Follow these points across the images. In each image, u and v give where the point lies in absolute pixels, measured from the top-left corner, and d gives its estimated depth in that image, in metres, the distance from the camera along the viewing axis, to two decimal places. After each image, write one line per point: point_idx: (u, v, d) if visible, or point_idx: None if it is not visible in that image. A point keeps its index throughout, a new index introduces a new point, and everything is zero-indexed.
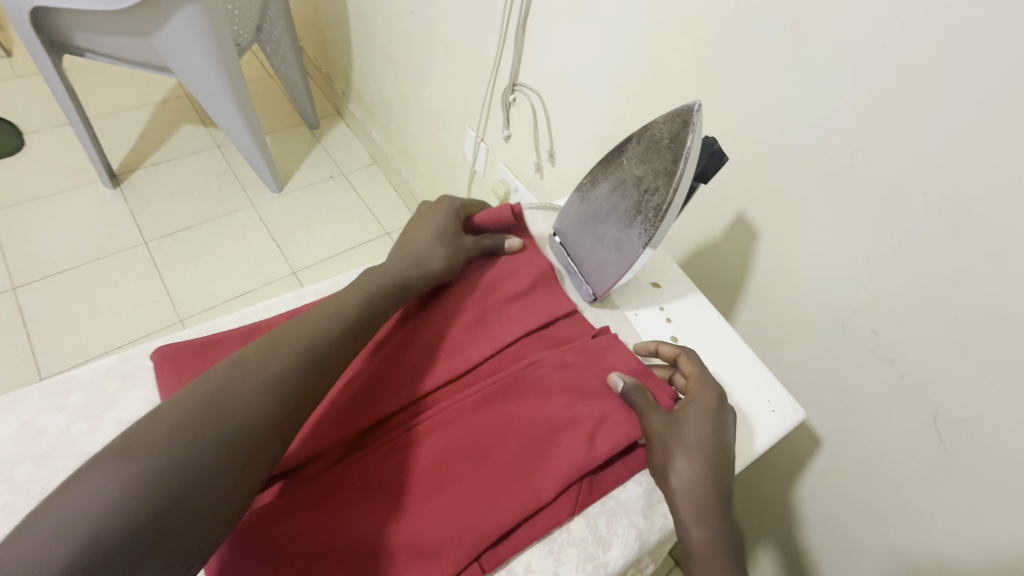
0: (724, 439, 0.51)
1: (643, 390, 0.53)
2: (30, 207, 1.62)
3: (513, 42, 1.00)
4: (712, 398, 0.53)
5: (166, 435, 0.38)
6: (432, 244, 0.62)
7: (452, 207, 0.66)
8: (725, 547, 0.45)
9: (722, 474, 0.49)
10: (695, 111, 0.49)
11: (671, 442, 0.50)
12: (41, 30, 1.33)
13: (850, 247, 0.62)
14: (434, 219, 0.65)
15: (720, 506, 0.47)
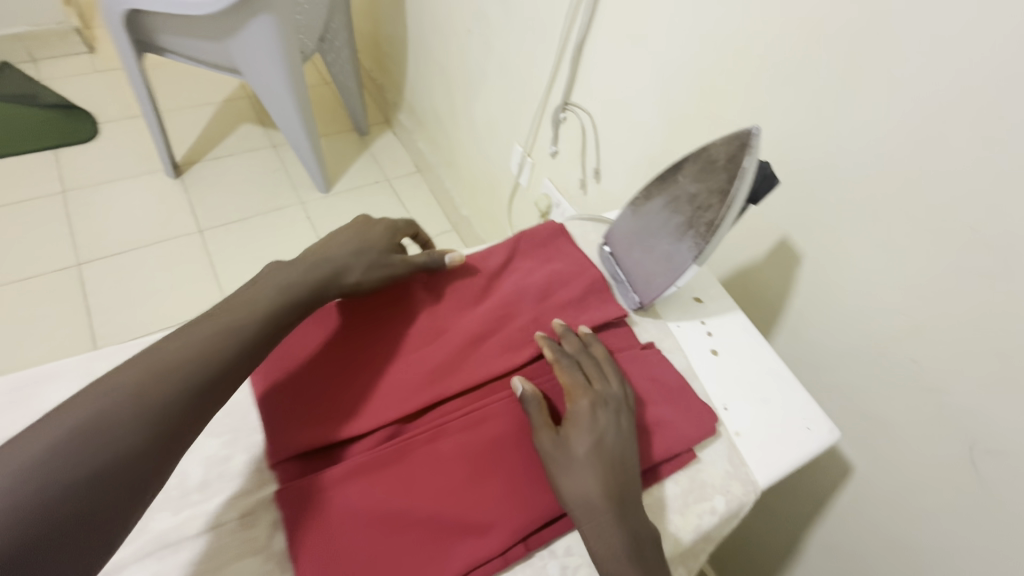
0: (610, 447, 0.51)
1: (536, 403, 0.53)
2: (99, 189, 1.73)
3: (569, 64, 1.05)
4: (589, 409, 0.53)
5: (31, 466, 0.36)
6: (360, 246, 0.59)
7: (394, 226, 0.65)
8: (627, 551, 0.46)
9: (617, 484, 0.49)
10: (753, 135, 0.53)
11: (562, 459, 0.50)
12: (131, 31, 1.45)
13: (893, 276, 0.64)
14: (370, 228, 0.63)
15: (620, 520, 0.47)
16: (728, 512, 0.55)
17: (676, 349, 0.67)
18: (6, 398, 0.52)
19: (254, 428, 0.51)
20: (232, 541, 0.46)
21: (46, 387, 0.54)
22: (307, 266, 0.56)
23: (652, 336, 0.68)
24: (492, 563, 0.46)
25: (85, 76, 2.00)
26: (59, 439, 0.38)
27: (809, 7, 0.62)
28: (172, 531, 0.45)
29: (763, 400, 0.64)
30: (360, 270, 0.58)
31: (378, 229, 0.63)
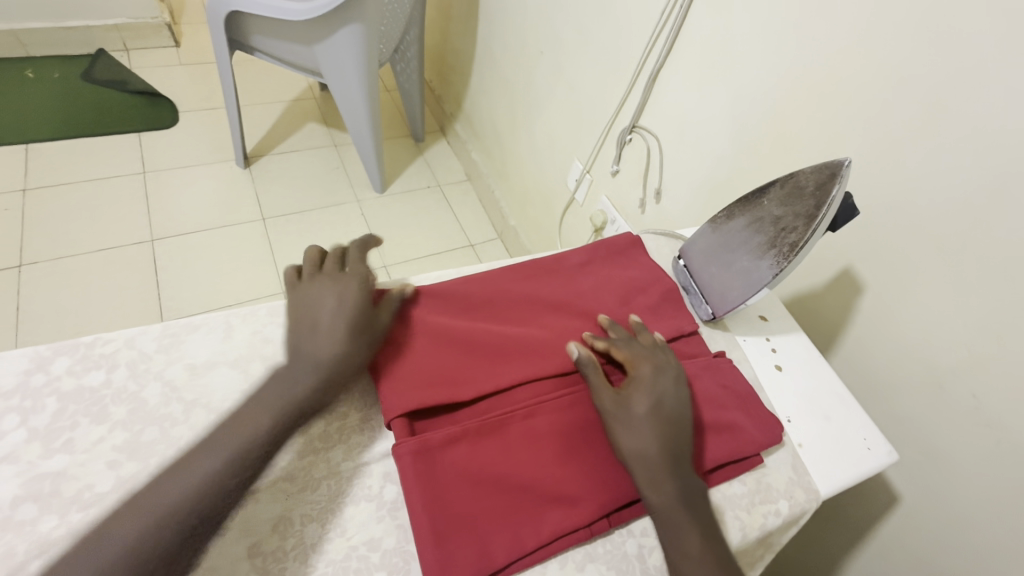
0: (668, 409, 0.57)
1: (592, 366, 0.60)
2: (176, 172, 1.80)
3: (641, 89, 1.10)
4: (651, 374, 0.60)
5: (124, 550, 0.40)
6: (345, 327, 0.54)
7: (347, 285, 0.57)
8: (681, 500, 0.52)
9: (674, 440, 0.55)
10: (845, 166, 0.58)
11: (622, 416, 0.56)
12: (228, 29, 1.56)
13: (959, 313, 0.67)
14: (331, 298, 0.56)
15: (676, 469, 0.53)
16: (791, 515, 0.59)
17: (744, 360, 0.72)
18: (161, 341, 0.56)
19: (366, 392, 0.58)
20: (351, 486, 0.51)
21: (191, 336, 0.57)
22: (298, 370, 0.52)
23: (722, 347, 0.73)
24: (579, 533, 0.51)
25: (170, 68, 2.07)
26: (132, 535, 0.41)
27: (894, 54, 0.66)
28: (300, 471, 0.51)
29: (826, 417, 0.68)
30: (365, 348, 0.55)
31: (340, 294, 0.56)
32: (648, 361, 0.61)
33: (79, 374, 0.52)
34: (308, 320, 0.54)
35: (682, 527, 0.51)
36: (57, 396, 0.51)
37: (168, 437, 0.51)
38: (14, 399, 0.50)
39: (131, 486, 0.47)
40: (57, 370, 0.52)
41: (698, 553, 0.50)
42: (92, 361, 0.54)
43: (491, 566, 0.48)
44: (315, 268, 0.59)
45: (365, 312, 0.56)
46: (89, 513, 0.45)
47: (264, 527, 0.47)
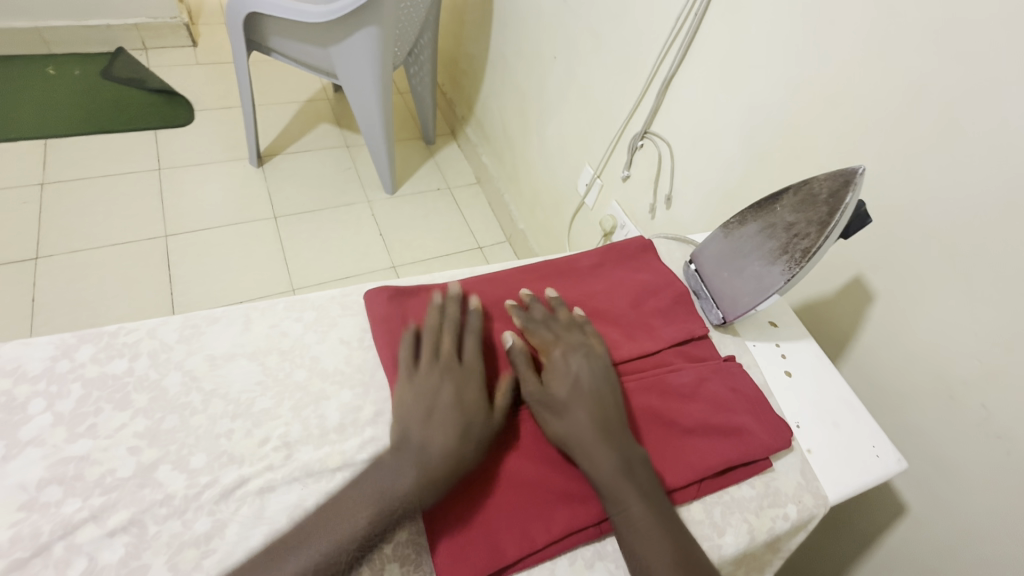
0: (587, 386, 0.57)
1: (515, 352, 0.60)
2: (190, 170, 1.82)
3: (654, 96, 1.11)
4: (564, 355, 0.59)
5: None
6: (461, 424, 0.52)
7: (458, 381, 0.55)
8: (620, 472, 0.52)
9: (600, 416, 0.56)
10: (859, 173, 0.58)
11: (545, 398, 0.56)
12: (247, 31, 1.59)
13: (970, 323, 0.68)
14: (447, 391, 0.54)
15: (609, 444, 0.54)
16: (799, 520, 0.59)
17: (753, 365, 0.72)
18: (183, 331, 0.58)
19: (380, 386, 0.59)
20: None
21: (211, 327, 0.59)
22: (398, 465, 0.49)
23: (732, 351, 0.73)
24: (589, 532, 0.52)
25: (187, 67, 2.10)
26: None
27: (909, 64, 0.67)
28: (315, 463, 0.52)
29: (834, 423, 0.68)
30: (477, 447, 0.52)
31: (457, 388, 0.54)
32: (563, 340, 0.61)
33: (103, 362, 0.54)
34: (422, 411, 0.52)
35: (626, 498, 0.51)
36: (82, 382, 0.52)
37: (188, 425, 0.52)
38: (41, 384, 0.51)
39: (151, 472, 0.48)
40: (82, 357, 0.54)
41: (644, 520, 0.50)
42: (116, 349, 0.55)
43: (501, 562, 0.48)
44: (432, 356, 0.57)
45: (476, 409, 0.53)
46: (111, 497, 0.47)
47: (280, 515, 0.48)
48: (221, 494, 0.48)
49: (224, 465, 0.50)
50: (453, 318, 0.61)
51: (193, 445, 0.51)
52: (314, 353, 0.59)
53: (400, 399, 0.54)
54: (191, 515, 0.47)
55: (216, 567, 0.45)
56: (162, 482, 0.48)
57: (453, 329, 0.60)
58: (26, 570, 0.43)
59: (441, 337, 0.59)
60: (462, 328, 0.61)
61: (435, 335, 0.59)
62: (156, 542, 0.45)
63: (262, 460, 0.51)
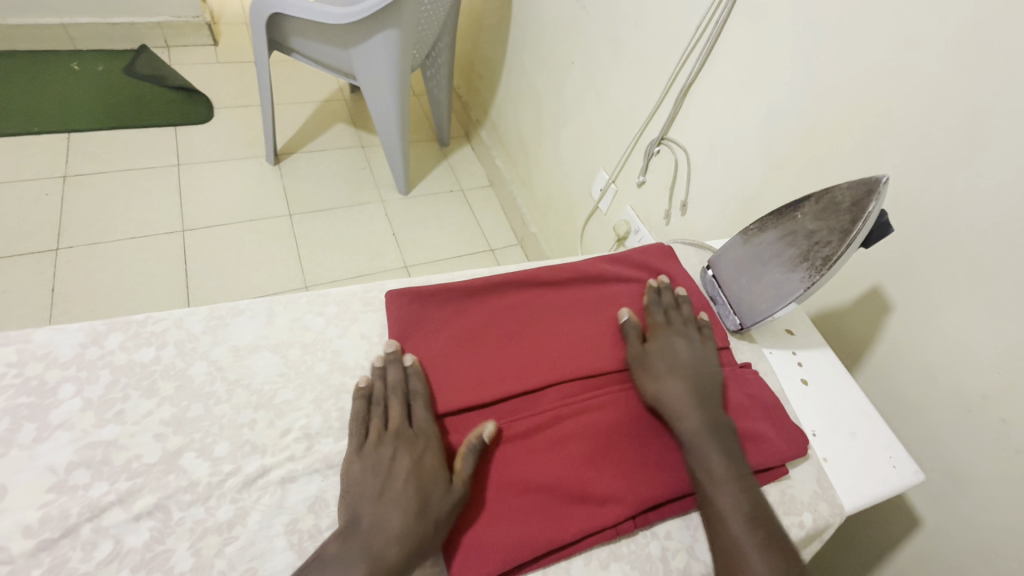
0: (685, 359, 0.63)
1: (629, 324, 0.67)
2: (208, 166, 1.84)
3: (671, 103, 1.12)
4: (668, 331, 0.66)
5: None
6: (417, 502, 0.48)
7: (410, 455, 0.51)
8: (706, 430, 0.57)
9: (695, 387, 0.61)
10: (883, 183, 0.58)
11: (646, 364, 0.63)
12: (268, 31, 1.61)
13: (989, 335, 0.67)
14: (400, 466, 0.50)
15: (699, 409, 0.59)
16: (815, 528, 0.59)
17: (770, 372, 0.73)
18: (208, 322, 0.59)
19: None
20: None
21: (235, 319, 0.60)
22: (351, 550, 0.45)
23: (748, 357, 0.74)
24: (605, 532, 0.52)
25: (208, 65, 2.13)
26: None
27: (934, 74, 0.67)
28: (336, 455, 0.52)
29: (850, 433, 0.68)
30: (436, 530, 0.47)
31: (410, 462, 0.50)
32: (676, 322, 0.68)
33: (131, 350, 0.55)
34: (372, 492, 0.48)
35: (708, 452, 0.56)
36: (111, 369, 0.53)
37: (212, 414, 0.53)
38: (71, 369, 0.52)
39: (176, 458, 0.49)
40: (111, 344, 0.55)
41: (722, 474, 0.54)
42: (143, 338, 0.56)
43: (517, 559, 0.49)
44: (380, 427, 0.53)
45: (429, 486, 0.49)
46: (137, 482, 0.47)
47: (301, 505, 0.49)
48: (244, 482, 0.49)
49: (247, 455, 0.51)
50: (395, 381, 0.56)
51: (217, 434, 0.52)
52: (335, 347, 0.60)
53: (348, 479, 0.50)
54: (214, 502, 0.48)
55: (239, 554, 0.46)
56: (187, 469, 0.49)
57: (398, 394, 0.55)
58: (54, 551, 0.44)
59: (386, 404, 0.55)
60: (408, 392, 0.56)
61: (380, 404, 0.55)
62: (180, 527, 0.46)
63: (284, 451, 0.52)
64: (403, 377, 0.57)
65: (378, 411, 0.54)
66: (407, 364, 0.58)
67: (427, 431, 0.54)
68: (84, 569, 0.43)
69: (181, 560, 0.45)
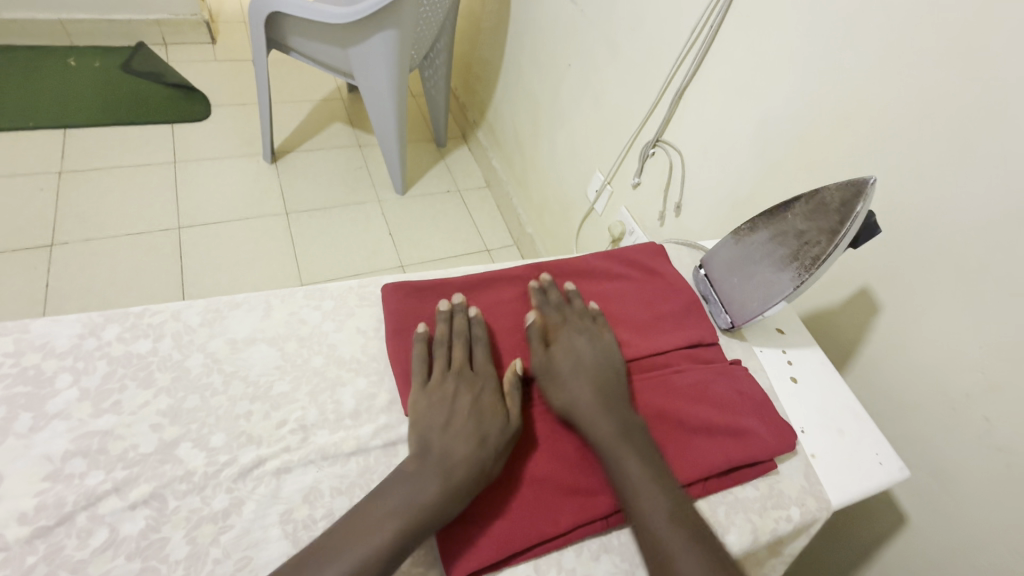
0: (590, 362, 0.61)
1: (533, 330, 0.64)
2: (204, 164, 1.84)
3: (666, 106, 1.13)
4: (572, 334, 0.64)
5: None
6: (478, 432, 0.53)
7: (471, 393, 0.56)
8: (619, 433, 0.55)
9: (602, 390, 0.59)
10: (869, 184, 0.59)
11: (550, 370, 0.60)
12: (268, 30, 1.61)
13: (974, 336, 0.69)
14: (463, 401, 0.55)
15: (609, 411, 0.57)
16: (802, 522, 0.60)
17: (759, 369, 0.74)
18: (205, 315, 0.59)
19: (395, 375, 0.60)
20: (378, 463, 0.53)
21: (232, 312, 0.60)
22: (419, 480, 0.49)
23: (738, 355, 0.75)
24: (595, 524, 0.53)
25: (205, 63, 2.13)
26: None
27: (922, 80, 0.68)
28: (331, 446, 0.53)
29: (838, 430, 0.69)
30: (496, 458, 0.52)
31: (471, 398, 0.55)
32: (571, 320, 0.66)
33: (128, 341, 0.55)
34: (439, 423, 0.53)
35: (625, 454, 0.54)
36: (108, 360, 0.54)
37: (208, 405, 0.53)
38: (68, 360, 0.53)
39: (172, 448, 0.50)
40: (108, 336, 0.55)
41: (641, 475, 0.53)
42: (141, 330, 0.57)
43: (507, 550, 0.50)
44: (445, 366, 0.58)
45: (489, 417, 0.54)
46: (133, 471, 0.48)
47: (295, 496, 0.50)
48: (239, 473, 0.50)
49: (242, 445, 0.51)
50: (460, 326, 0.62)
51: (213, 425, 0.52)
52: (331, 341, 0.61)
53: (416, 411, 0.55)
54: (210, 492, 0.48)
55: (233, 542, 0.46)
56: (182, 459, 0.49)
57: (462, 338, 0.61)
58: (49, 538, 0.44)
59: (451, 347, 0.60)
60: (471, 336, 0.62)
61: (444, 346, 0.60)
62: (175, 516, 0.47)
63: (279, 442, 0.52)
64: (467, 323, 0.62)
65: (444, 352, 0.59)
66: (471, 313, 0.64)
67: (485, 370, 0.59)
68: (80, 556, 0.43)
69: (176, 548, 0.45)
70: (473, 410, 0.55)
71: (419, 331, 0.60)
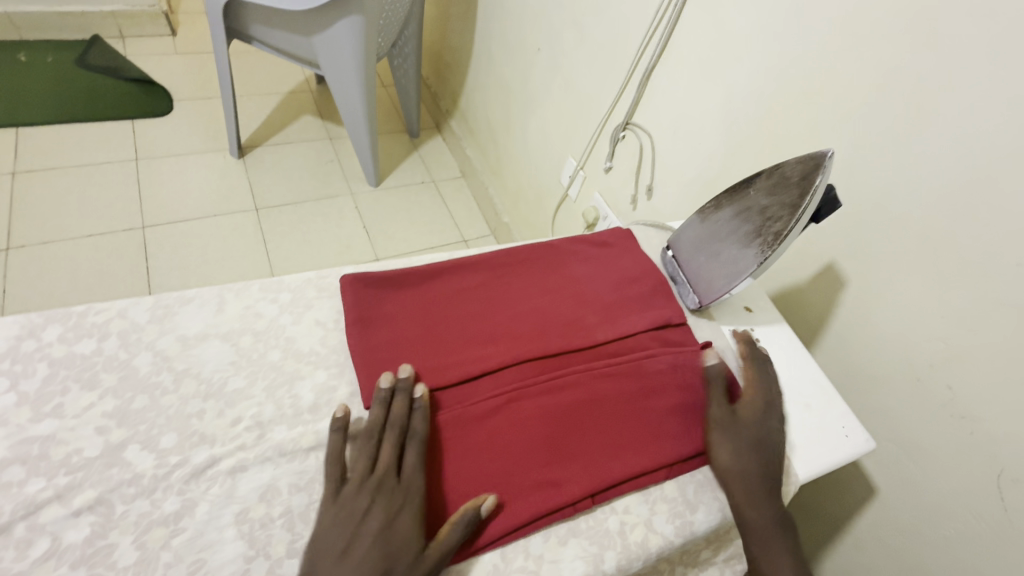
0: (770, 442, 0.60)
1: (720, 382, 0.63)
2: (168, 161, 1.78)
3: (635, 87, 1.12)
4: (761, 408, 0.62)
5: None
6: (380, 565, 0.44)
7: (385, 518, 0.47)
8: (775, 525, 0.55)
9: (771, 471, 0.58)
10: (828, 157, 0.60)
11: (731, 429, 0.60)
12: (227, 19, 1.55)
13: (935, 306, 0.69)
14: (373, 519, 0.46)
15: (772, 504, 0.56)
16: None
17: (728, 348, 0.74)
18: (154, 312, 0.57)
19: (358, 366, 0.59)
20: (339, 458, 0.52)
21: (183, 308, 0.58)
22: None
23: (707, 334, 0.75)
24: (563, 510, 0.53)
25: (165, 56, 2.06)
26: None
27: (881, 52, 0.68)
28: (289, 442, 0.51)
29: (806, 404, 0.69)
30: None
31: (384, 518, 0.47)
32: (769, 391, 0.65)
33: (71, 342, 0.53)
34: (338, 547, 0.45)
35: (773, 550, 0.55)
36: (48, 362, 0.51)
37: (158, 405, 0.51)
38: (5, 364, 0.50)
39: (120, 451, 0.48)
40: (49, 337, 0.53)
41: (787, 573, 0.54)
42: (84, 329, 0.54)
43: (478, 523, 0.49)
44: (366, 467, 0.50)
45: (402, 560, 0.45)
46: (76, 477, 0.46)
47: (251, 494, 0.48)
48: (190, 474, 0.48)
49: (195, 445, 0.50)
50: (398, 414, 0.53)
51: (164, 426, 0.50)
52: (289, 334, 0.59)
53: (318, 523, 0.47)
54: (160, 494, 0.46)
55: (186, 546, 0.45)
56: (131, 462, 0.47)
57: (394, 430, 0.52)
58: None
59: (381, 441, 0.52)
60: (406, 430, 0.53)
61: (372, 440, 0.51)
62: (123, 521, 0.45)
63: (234, 440, 0.50)
64: (407, 412, 0.54)
65: (369, 449, 0.51)
66: (413, 396, 0.55)
67: (413, 492, 0.49)
68: (18, 568, 0.41)
69: (124, 554, 0.43)
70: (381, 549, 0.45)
71: (338, 415, 0.52)
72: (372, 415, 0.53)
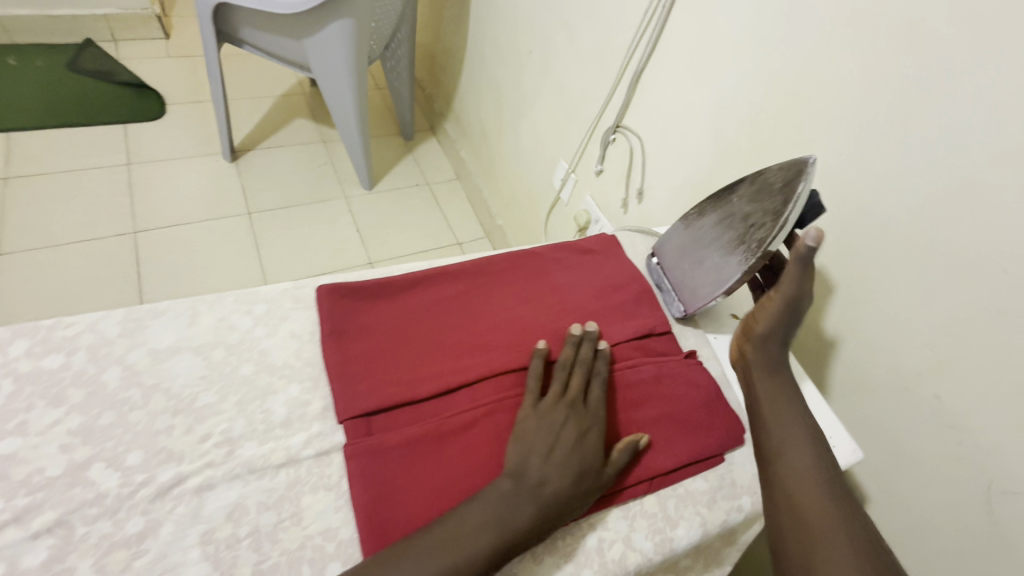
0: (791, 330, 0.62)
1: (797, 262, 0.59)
2: (160, 165, 1.77)
3: (625, 89, 1.11)
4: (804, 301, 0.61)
5: None
6: (579, 468, 0.52)
7: (579, 429, 0.55)
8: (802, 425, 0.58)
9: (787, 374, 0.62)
10: (810, 163, 0.59)
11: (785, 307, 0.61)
12: (217, 22, 1.54)
13: (923, 313, 0.68)
14: (569, 432, 0.54)
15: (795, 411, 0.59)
16: (753, 511, 0.60)
17: (712, 357, 0.73)
18: (125, 324, 0.56)
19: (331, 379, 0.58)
20: (310, 475, 0.51)
21: (155, 321, 0.57)
22: (521, 484, 0.50)
23: (691, 343, 0.74)
24: None
25: (158, 60, 2.05)
26: None
27: (868, 55, 0.67)
28: (258, 459, 0.50)
29: None
30: (581, 502, 0.51)
31: (577, 435, 0.54)
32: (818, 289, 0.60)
33: (37, 356, 0.52)
34: (542, 448, 0.53)
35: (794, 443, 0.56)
36: (14, 378, 0.50)
37: (125, 421, 0.50)
38: None
39: (83, 470, 0.47)
40: (15, 352, 0.52)
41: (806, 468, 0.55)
42: (52, 343, 0.53)
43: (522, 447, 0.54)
44: (560, 391, 0.58)
45: (590, 465, 0.53)
46: (37, 497, 0.45)
47: (218, 514, 0.47)
48: (155, 493, 0.47)
49: (161, 463, 0.48)
50: (587, 355, 0.62)
51: (130, 443, 0.49)
52: (263, 347, 0.58)
53: (521, 426, 0.55)
54: (123, 515, 0.45)
55: (148, 567, 0.44)
56: (94, 481, 0.46)
57: (583, 368, 0.60)
58: None
59: (571, 372, 0.60)
60: (591, 370, 0.61)
61: (567, 369, 0.60)
62: (84, 543, 0.44)
63: (201, 457, 0.49)
64: (593, 355, 0.62)
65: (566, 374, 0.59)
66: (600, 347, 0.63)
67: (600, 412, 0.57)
68: None
69: None
70: (578, 455, 0.53)
71: (541, 346, 0.61)
72: (565, 351, 0.62)
